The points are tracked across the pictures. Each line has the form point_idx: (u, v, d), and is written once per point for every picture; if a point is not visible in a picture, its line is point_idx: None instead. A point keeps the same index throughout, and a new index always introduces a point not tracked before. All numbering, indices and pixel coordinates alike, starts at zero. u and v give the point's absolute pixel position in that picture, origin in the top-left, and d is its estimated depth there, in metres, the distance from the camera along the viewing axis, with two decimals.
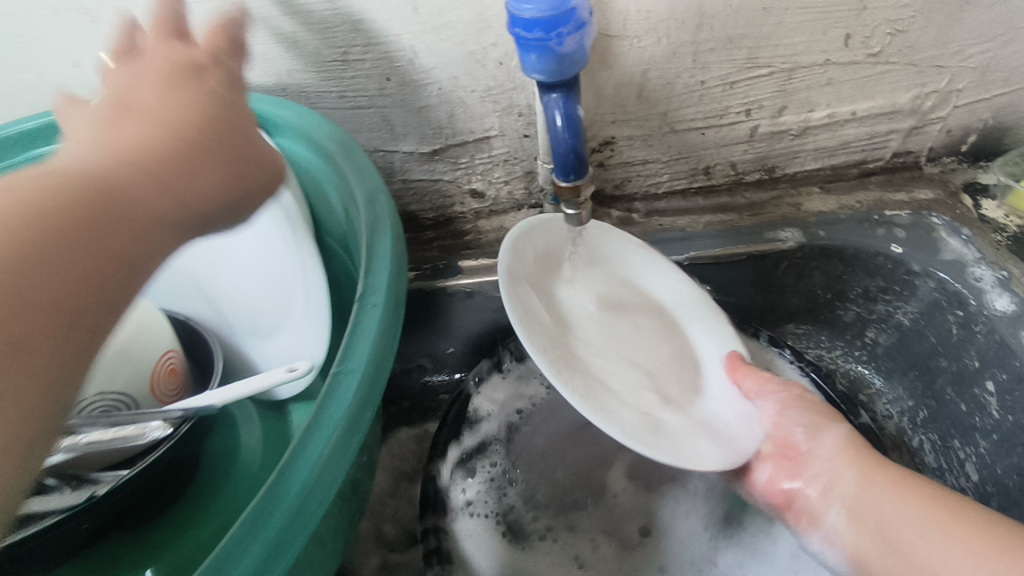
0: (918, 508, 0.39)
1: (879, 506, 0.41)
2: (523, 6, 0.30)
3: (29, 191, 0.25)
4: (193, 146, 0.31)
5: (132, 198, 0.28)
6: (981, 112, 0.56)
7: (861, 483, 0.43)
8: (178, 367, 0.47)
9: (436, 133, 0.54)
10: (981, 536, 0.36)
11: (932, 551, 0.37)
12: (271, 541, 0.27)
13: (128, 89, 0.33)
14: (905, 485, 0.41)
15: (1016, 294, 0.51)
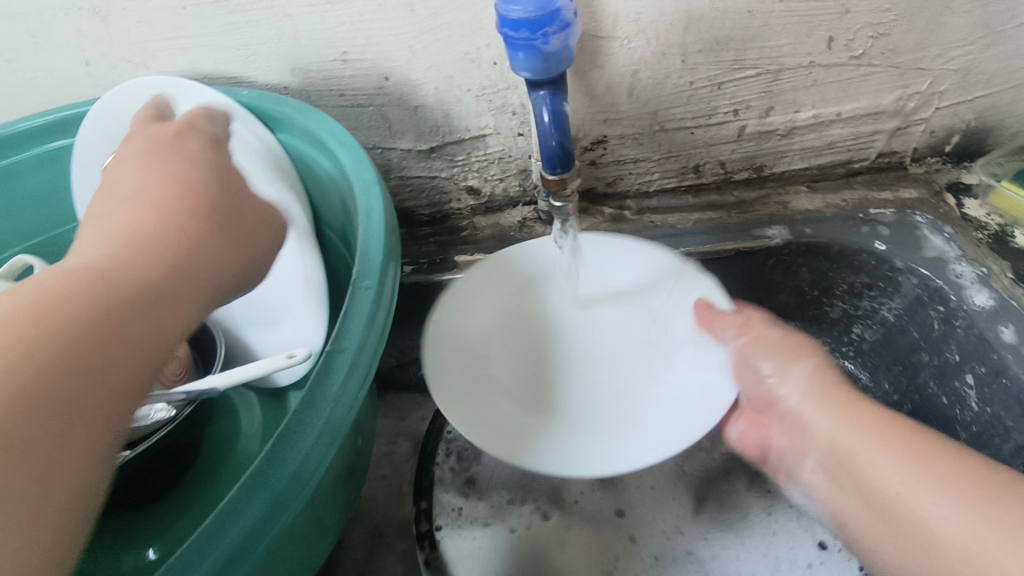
0: (882, 445, 0.39)
1: (855, 445, 0.40)
2: (510, 7, 0.32)
3: (45, 295, 0.26)
4: (202, 223, 0.34)
5: (139, 284, 0.29)
6: (963, 114, 0.57)
7: (839, 421, 0.42)
8: (181, 356, 0.49)
9: (433, 131, 0.56)
10: (962, 477, 0.36)
11: (895, 487, 0.38)
12: (268, 509, 0.29)
13: (124, 188, 0.37)
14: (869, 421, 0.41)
15: (994, 290, 0.52)
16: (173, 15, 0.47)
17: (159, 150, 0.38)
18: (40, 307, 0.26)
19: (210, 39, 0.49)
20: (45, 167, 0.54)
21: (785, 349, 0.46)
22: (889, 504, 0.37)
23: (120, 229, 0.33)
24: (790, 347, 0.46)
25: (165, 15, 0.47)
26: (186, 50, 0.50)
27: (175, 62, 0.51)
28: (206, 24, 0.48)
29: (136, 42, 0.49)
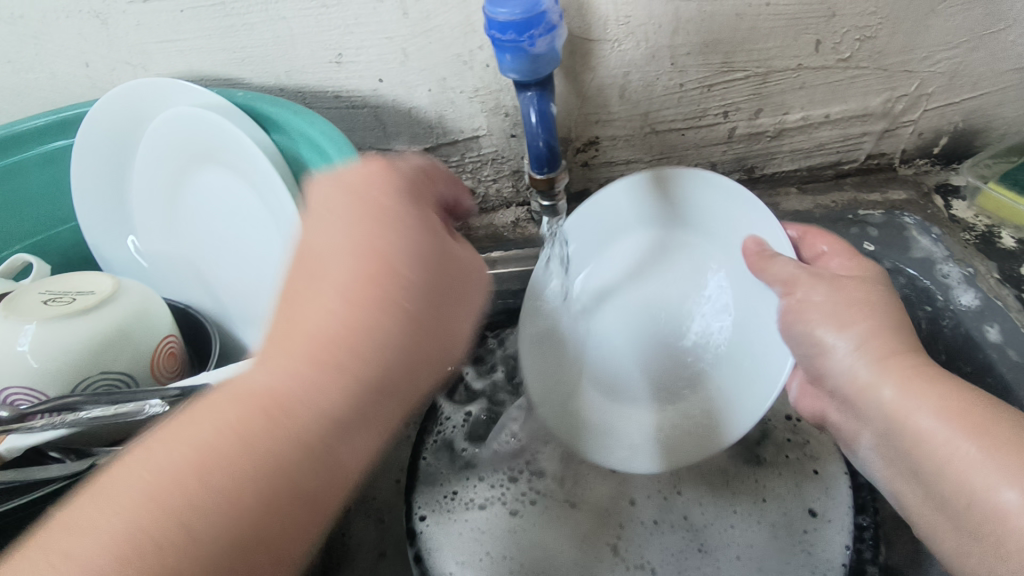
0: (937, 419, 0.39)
1: (916, 415, 0.40)
2: (497, 10, 0.33)
3: (190, 450, 0.28)
4: (415, 336, 0.32)
5: (288, 436, 0.29)
6: (951, 116, 0.58)
7: (903, 396, 0.40)
8: (176, 351, 0.50)
9: (427, 132, 0.57)
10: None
11: (954, 466, 0.37)
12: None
13: (388, 253, 0.31)
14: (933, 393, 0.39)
15: (980, 290, 0.53)
16: (171, 18, 0.48)
17: (425, 226, 0.33)
18: (184, 469, 0.28)
19: (207, 41, 0.50)
20: (45, 167, 0.55)
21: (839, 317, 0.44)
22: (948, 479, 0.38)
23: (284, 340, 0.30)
24: (846, 302, 0.44)
25: (163, 18, 0.48)
26: (183, 51, 0.50)
27: (172, 64, 0.51)
28: (203, 26, 0.48)
29: (134, 44, 0.50)
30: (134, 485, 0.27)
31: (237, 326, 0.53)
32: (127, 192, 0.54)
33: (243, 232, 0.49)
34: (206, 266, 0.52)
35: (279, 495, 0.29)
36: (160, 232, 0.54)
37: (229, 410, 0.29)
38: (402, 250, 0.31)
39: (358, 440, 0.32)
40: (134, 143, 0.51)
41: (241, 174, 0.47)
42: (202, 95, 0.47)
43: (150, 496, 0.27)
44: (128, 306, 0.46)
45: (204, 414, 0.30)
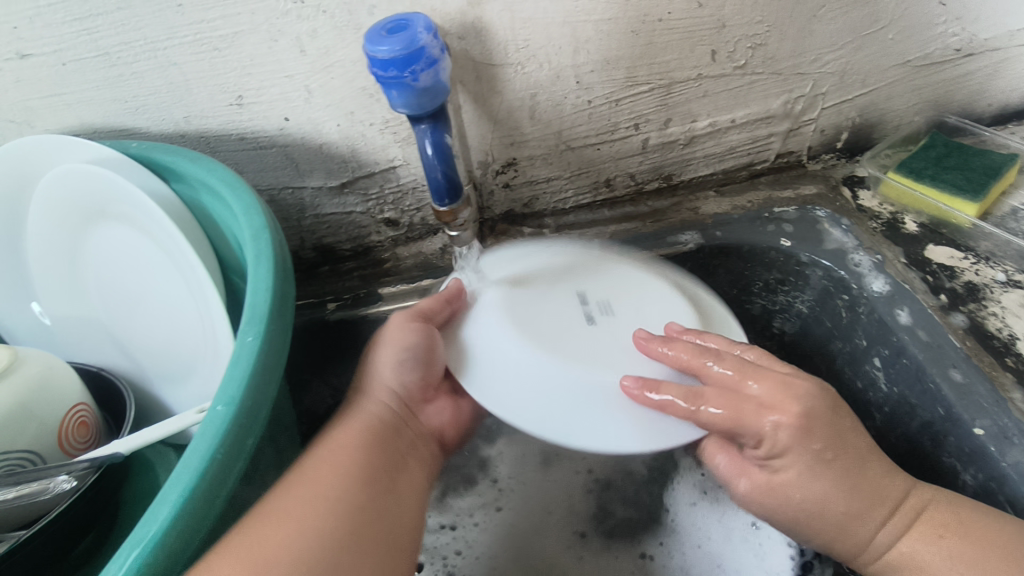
0: (920, 528, 0.41)
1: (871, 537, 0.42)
2: (376, 48, 0.33)
3: (276, 515, 0.35)
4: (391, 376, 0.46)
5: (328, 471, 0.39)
6: (847, 111, 0.61)
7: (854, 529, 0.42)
8: (89, 420, 0.47)
9: (342, 167, 0.56)
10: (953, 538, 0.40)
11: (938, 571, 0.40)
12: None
13: (383, 357, 0.46)
14: (886, 489, 0.42)
15: (889, 276, 0.55)
16: (53, 73, 0.46)
17: (398, 339, 0.45)
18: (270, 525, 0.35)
19: (97, 93, 0.48)
20: None
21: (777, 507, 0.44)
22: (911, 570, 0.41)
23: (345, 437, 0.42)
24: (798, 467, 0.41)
25: (43, 73, 0.46)
26: (71, 105, 0.48)
27: (61, 119, 0.49)
28: (89, 77, 0.46)
29: (16, 102, 0.47)
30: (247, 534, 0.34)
31: (155, 383, 0.51)
32: (22, 256, 0.51)
33: (150, 285, 0.47)
34: (118, 324, 0.50)
35: (386, 516, 0.39)
36: (64, 294, 0.51)
37: (323, 470, 0.39)
38: (380, 360, 0.46)
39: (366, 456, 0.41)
40: (25, 206, 0.49)
41: (142, 226, 0.45)
42: (95, 149, 0.45)
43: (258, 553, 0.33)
44: (29, 378, 0.43)
45: (302, 478, 0.38)
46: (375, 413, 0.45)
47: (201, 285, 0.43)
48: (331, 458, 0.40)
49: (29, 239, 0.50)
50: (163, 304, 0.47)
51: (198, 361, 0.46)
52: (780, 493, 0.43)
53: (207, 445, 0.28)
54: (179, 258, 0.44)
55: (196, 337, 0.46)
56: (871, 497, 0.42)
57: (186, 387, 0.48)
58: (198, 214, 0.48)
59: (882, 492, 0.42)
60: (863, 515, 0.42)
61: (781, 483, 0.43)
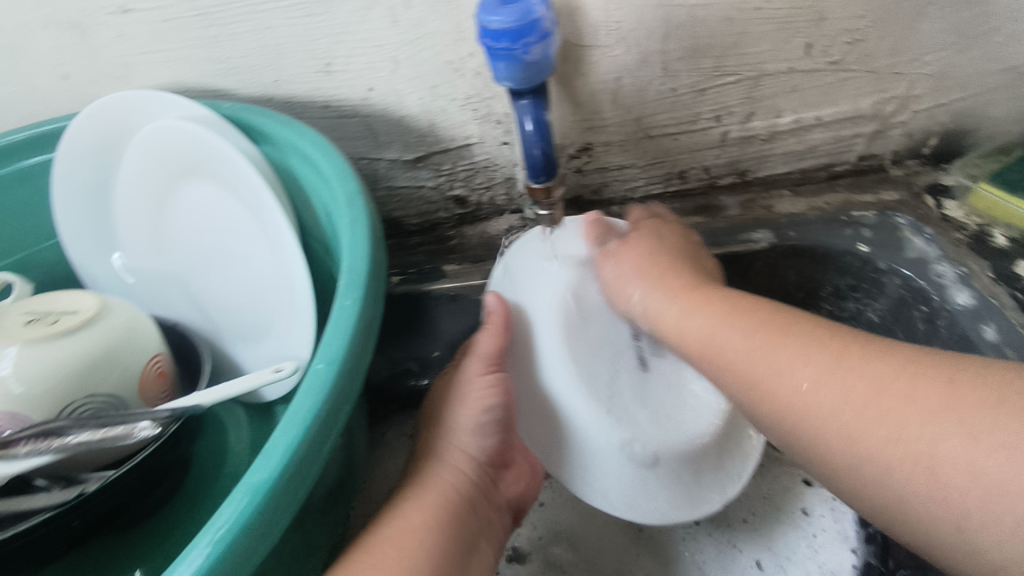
0: (780, 337, 0.39)
1: (880, 410, 0.34)
2: (491, 18, 0.33)
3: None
4: (467, 443, 0.48)
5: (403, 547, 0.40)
6: (940, 116, 0.58)
7: (867, 406, 0.34)
8: (166, 370, 0.48)
9: (419, 141, 0.56)
10: (880, 377, 0.35)
11: (856, 408, 0.34)
12: (241, 532, 0.26)
13: (464, 418, 0.48)
14: (739, 306, 0.42)
15: (975, 289, 0.53)
16: (154, 29, 0.47)
17: (473, 394, 0.48)
18: None
19: (192, 52, 0.48)
20: (25, 183, 0.53)
21: (673, 334, 0.44)
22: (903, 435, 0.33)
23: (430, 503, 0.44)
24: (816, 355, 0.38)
25: (146, 29, 0.47)
26: (167, 62, 0.49)
27: (157, 75, 0.50)
28: (187, 36, 0.47)
29: (116, 56, 0.48)
30: None
31: (228, 342, 0.52)
32: (111, 208, 0.52)
33: (233, 246, 0.48)
34: (198, 281, 0.51)
35: None
36: (148, 248, 0.52)
37: (407, 539, 0.41)
38: (459, 423, 0.48)
39: (433, 525, 0.43)
40: (118, 160, 0.50)
41: (231, 188, 0.46)
42: (190, 107, 0.46)
43: None
44: (114, 325, 0.45)
45: (386, 544, 0.40)
46: (452, 482, 0.46)
47: (286, 248, 0.44)
48: (408, 527, 0.42)
49: (119, 192, 0.51)
50: (244, 265, 0.48)
51: (274, 323, 0.47)
52: (682, 327, 0.43)
53: (312, 402, 0.29)
54: (265, 221, 0.45)
55: (275, 299, 0.47)
56: (719, 303, 0.42)
57: (259, 348, 0.49)
58: (283, 178, 0.48)
59: (734, 303, 0.42)
60: (736, 329, 0.41)
61: (645, 308, 0.46)
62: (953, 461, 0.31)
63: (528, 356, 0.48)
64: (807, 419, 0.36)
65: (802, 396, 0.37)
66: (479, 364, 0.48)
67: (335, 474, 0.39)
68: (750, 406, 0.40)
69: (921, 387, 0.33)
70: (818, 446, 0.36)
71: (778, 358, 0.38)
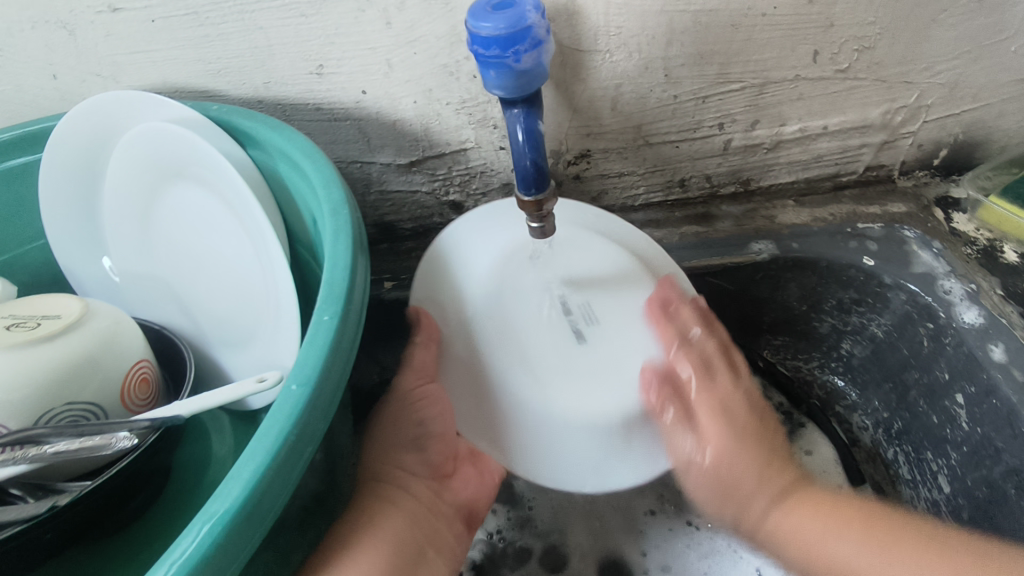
0: (811, 515, 0.44)
1: (821, 535, 0.43)
2: (480, 24, 0.31)
3: None
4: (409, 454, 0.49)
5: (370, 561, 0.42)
6: (951, 127, 0.57)
7: (780, 514, 0.45)
8: (149, 377, 0.47)
9: (413, 145, 0.55)
10: (854, 525, 0.43)
11: (830, 545, 0.42)
12: (199, 564, 0.25)
13: (409, 432, 0.49)
14: (762, 480, 0.46)
15: (983, 307, 0.51)
16: (143, 29, 0.46)
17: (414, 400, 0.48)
18: None
19: (181, 52, 0.47)
20: (14, 182, 0.52)
21: (705, 487, 0.47)
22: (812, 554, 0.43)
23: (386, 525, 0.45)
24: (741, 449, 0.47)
25: (134, 28, 0.46)
26: (156, 62, 0.48)
27: (146, 76, 0.49)
28: (176, 36, 0.46)
29: (103, 55, 0.47)
30: None
31: (214, 348, 0.51)
32: (98, 209, 0.51)
33: (218, 251, 0.47)
34: (184, 286, 0.50)
35: None
36: (134, 251, 0.51)
37: (367, 563, 0.41)
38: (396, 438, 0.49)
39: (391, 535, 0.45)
40: (104, 161, 0.49)
41: (216, 193, 0.45)
42: (177, 109, 0.45)
43: None
44: (97, 331, 0.44)
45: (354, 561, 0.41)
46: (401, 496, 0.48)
47: (270, 255, 0.43)
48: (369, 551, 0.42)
49: (106, 194, 0.50)
50: (229, 271, 0.47)
51: (258, 331, 0.46)
52: (722, 473, 0.46)
53: (281, 425, 0.28)
54: (250, 227, 0.44)
55: (260, 307, 0.46)
56: (759, 455, 0.47)
57: (244, 355, 0.48)
58: (271, 183, 0.47)
59: (766, 475, 0.46)
60: (752, 496, 0.46)
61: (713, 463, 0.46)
62: (843, 559, 0.41)
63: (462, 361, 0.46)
64: (790, 549, 0.44)
65: (776, 529, 0.45)
66: (413, 378, 0.47)
67: (314, 490, 0.38)
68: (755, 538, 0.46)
69: (862, 556, 0.41)
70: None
71: (789, 523, 0.44)
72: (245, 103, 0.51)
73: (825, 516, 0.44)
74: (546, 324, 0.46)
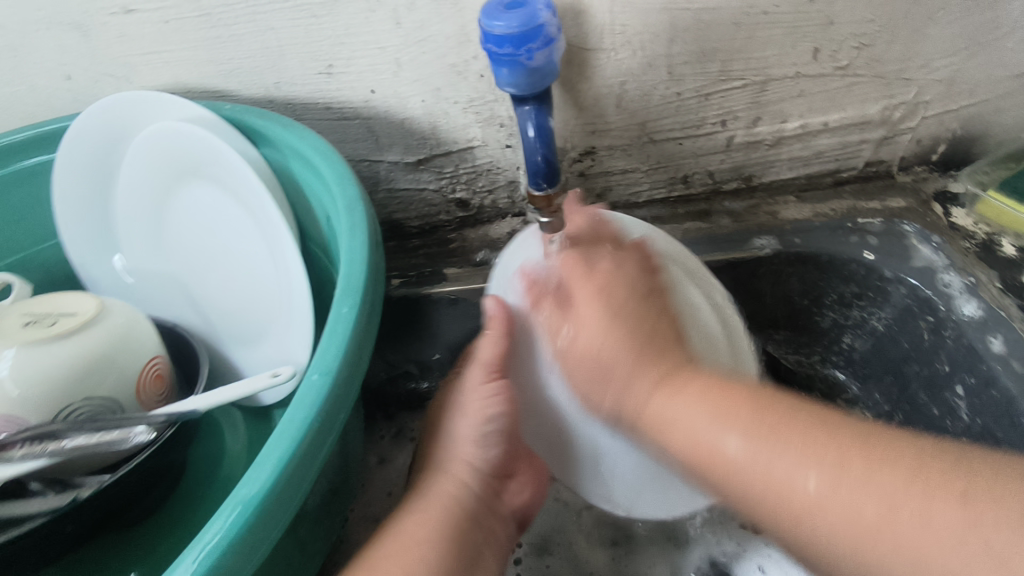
0: (682, 389, 0.36)
1: (770, 453, 0.31)
2: (493, 23, 0.32)
3: None
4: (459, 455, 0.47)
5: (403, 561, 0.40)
6: (949, 123, 0.58)
7: (750, 441, 0.32)
8: (164, 373, 0.48)
9: (420, 143, 0.55)
10: (866, 450, 0.30)
11: (792, 465, 0.31)
12: (230, 546, 0.26)
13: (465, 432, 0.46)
14: (663, 351, 0.38)
15: (982, 300, 0.52)
16: (156, 30, 0.46)
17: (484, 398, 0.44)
18: None
19: (193, 53, 0.48)
20: (28, 183, 0.53)
21: (578, 373, 0.39)
22: (773, 487, 0.31)
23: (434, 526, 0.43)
24: (731, 400, 0.34)
25: (147, 30, 0.46)
26: (168, 63, 0.49)
27: (158, 76, 0.50)
28: (188, 37, 0.47)
29: (117, 57, 0.48)
30: None
31: (226, 345, 0.52)
32: (112, 208, 0.52)
33: (232, 249, 0.47)
34: (198, 284, 0.51)
35: None
36: (146, 249, 0.52)
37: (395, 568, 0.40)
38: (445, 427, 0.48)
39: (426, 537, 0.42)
40: (117, 161, 0.50)
41: (230, 191, 0.46)
42: (191, 109, 0.45)
43: None
44: (113, 327, 0.45)
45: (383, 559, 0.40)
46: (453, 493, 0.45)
47: (284, 252, 0.44)
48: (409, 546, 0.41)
49: (119, 193, 0.51)
50: (242, 269, 0.47)
51: (272, 327, 0.47)
52: (592, 357, 0.38)
53: (304, 414, 0.28)
54: (264, 224, 0.44)
55: (274, 304, 0.46)
56: (639, 341, 0.38)
57: (257, 351, 0.49)
58: (284, 181, 0.48)
59: (670, 376, 0.37)
60: (637, 372, 0.37)
61: (588, 340, 0.39)
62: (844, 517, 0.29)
63: (532, 365, 0.44)
64: (757, 487, 0.32)
65: (738, 463, 0.32)
66: (479, 372, 0.45)
67: (331, 481, 0.39)
68: (705, 484, 0.35)
69: (816, 473, 0.30)
70: (762, 515, 0.32)
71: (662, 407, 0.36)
72: (256, 103, 0.51)
73: (800, 435, 0.31)
74: (617, 351, 0.45)
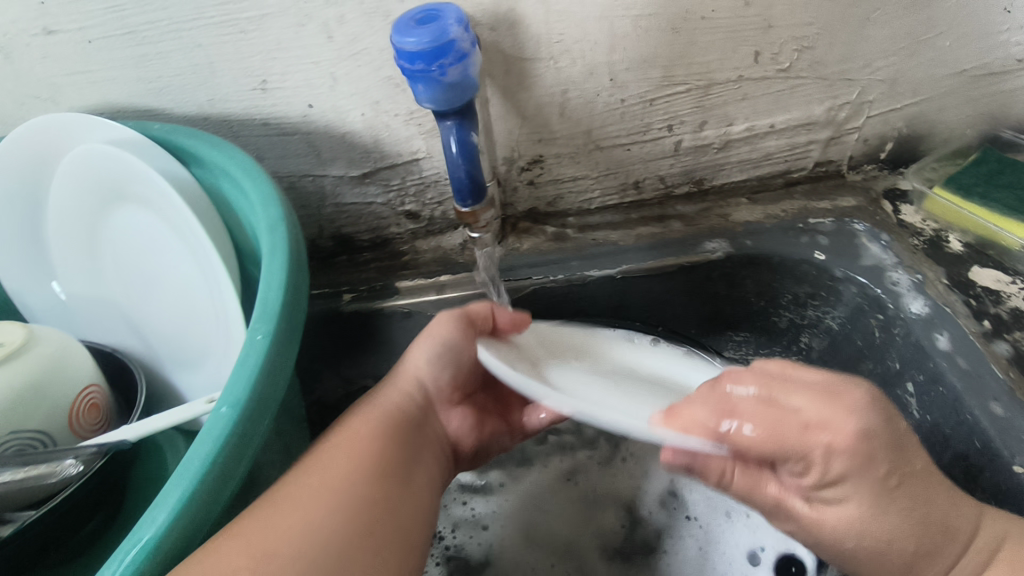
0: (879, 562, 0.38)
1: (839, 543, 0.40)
2: (404, 39, 0.31)
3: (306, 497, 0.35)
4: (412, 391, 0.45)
5: (346, 465, 0.38)
6: (894, 122, 0.58)
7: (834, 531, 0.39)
8: (100, 402, 0.47)
9: (364, 157, 0.54)
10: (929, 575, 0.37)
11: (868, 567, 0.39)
12: None
13: (414, 364, 0.45)
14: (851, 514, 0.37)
15: (929, 297, 0.53)
16: (80, 49, 0.45)
17: (437, 333, 0.44)
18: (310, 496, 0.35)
19: (122, 72, 0.47)
20: None
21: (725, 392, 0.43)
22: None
23: (377, 411, 0.43)
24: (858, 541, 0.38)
25: (71, 50, 0.45)
26: (95, 81, 0.48)
27: (86, 96, 0.49)
28: (115, 56, 0.46)
29: (41, 77, 0.47)
30: (283, 531, 0.33)
31: (168, 371, 0.50)
32: (44, 234, 0.50)
33: (167, 272, 0.46)
34: (136, 309, 0.49)
35: (395, 518, 0.38)
36: (82, 273, 0.50)
37: (327, 466, 0.37)
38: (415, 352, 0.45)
39: (370, 448, 0.39)
40: (47, 183, 0.48)
41: (160, 213, 0.44)
42: (117, 130, 0.44)
43: (284, 530, 0.33)
44: (44, 356, 0.44)
45: (319, 468, 0.37)
46: (398, 404, 0.44)
47: (216, 274, 0.43)
48: (357, 437, 0.40)
49: (50, 216, 0.49)
50: (179, 291, 0.46)
51: (210, 350, 0.46)
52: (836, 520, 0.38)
53: (208, 450, 0.27)
54: (195, 246, 0.43)
55: (210, 327, 0.45)
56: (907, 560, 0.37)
57: (198, 374, 0.48)
58: (218, 201, 0.47)
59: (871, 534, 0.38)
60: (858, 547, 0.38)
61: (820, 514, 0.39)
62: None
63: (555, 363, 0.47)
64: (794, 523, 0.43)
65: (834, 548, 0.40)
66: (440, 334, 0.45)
67: None
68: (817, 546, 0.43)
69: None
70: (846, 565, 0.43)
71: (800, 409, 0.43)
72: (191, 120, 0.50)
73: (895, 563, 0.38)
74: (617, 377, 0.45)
